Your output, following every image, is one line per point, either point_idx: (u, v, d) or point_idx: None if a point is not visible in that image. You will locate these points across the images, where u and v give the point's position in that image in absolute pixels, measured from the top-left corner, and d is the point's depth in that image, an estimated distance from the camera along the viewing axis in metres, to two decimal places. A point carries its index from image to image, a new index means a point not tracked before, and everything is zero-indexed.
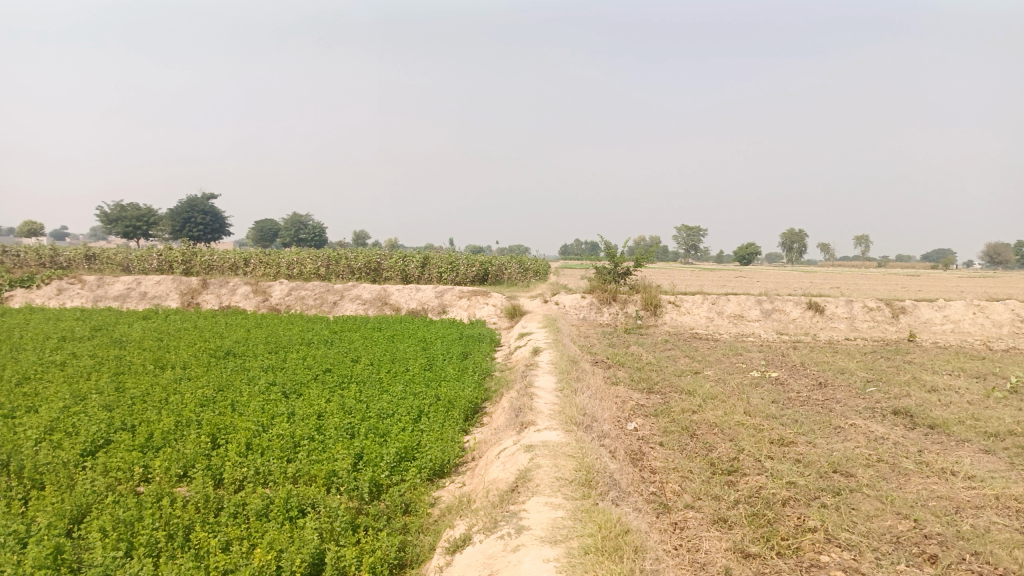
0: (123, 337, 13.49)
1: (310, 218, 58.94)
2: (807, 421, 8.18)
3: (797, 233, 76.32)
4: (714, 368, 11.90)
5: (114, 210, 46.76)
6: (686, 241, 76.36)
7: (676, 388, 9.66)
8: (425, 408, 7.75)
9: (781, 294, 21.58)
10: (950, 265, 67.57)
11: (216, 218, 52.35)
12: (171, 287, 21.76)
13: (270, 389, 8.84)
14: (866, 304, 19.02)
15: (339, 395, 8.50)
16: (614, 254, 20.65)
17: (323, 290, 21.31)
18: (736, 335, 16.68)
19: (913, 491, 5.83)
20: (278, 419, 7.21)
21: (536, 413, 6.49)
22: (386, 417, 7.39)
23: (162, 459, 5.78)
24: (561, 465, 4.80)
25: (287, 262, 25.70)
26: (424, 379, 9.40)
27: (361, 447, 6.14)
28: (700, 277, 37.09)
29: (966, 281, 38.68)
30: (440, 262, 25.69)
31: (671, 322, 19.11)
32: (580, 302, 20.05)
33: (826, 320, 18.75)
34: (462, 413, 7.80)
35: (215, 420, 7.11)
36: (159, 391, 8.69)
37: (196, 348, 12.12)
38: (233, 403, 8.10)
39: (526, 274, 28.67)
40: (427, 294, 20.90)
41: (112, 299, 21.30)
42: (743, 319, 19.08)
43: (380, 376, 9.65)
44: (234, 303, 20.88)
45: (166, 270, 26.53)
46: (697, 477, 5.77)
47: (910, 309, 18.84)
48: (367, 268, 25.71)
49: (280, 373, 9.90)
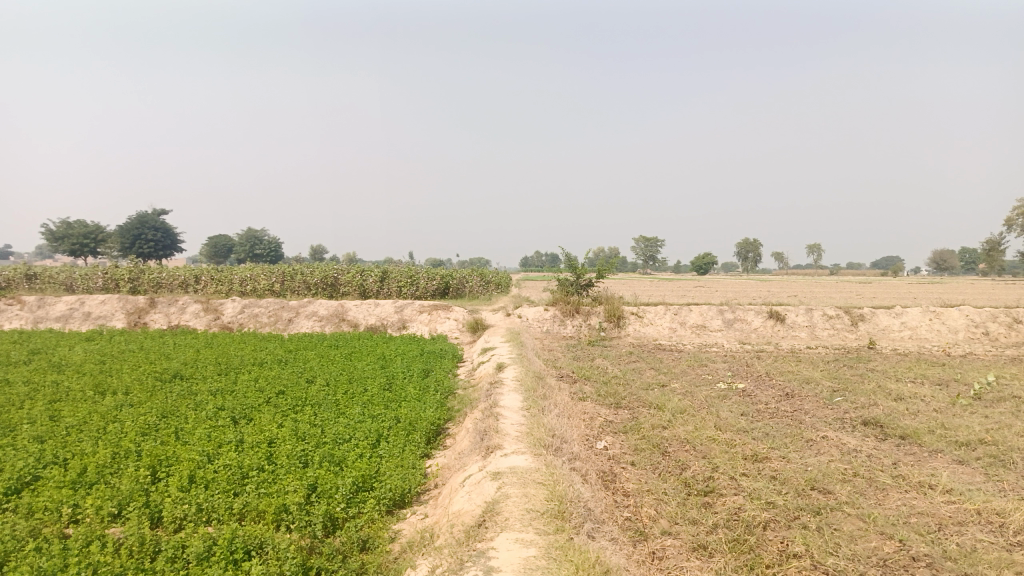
0: (63, 360, 12.78)
1: (266, 233, 57.76)
2: (779, 434, 7.98)
3: (752, 242, 77.49)
4: (680, 380, 11.71)
5: (60, 228, 45.16)
6: (644, 252, 77.00)
7: (644, 402, 9.40)
8: (384, 431, 7.35)
9: (742, 303, 21.61)
10: (899, 272, 69.26)
11: (168, 234, 50.93)
12: (117, 307, 20.89)
13: (219, 415, 8.33)
14: (826, 312, 19.13)
15: (293, 419, 8.04)
16: (576, 266, 20.47)
17: (278, 307, 20.68)
18: (700, 346, 16.57)
19: (894, 508, 5.63)
20: (225, 448, 6.74)
21: (502, 435, 6.14)
22: (343, 442, 6.97)
23: (95, 497, 5.29)
24: (531, 494, 4.46)
25: (240, 278, 24.95)
26: (383, 400, 8.99)
27: (315, 478, 5.72)
28: (660, 287, 37.27)
29: (916, 288, 39.58)
30: (400, 276, 25.19)
31: (634, 333, 18.96)
32: (543, 315, 19.79)
33: (787, 329, 18.79)
34: (423, 436, 7.42)
35: (156, 451, 6.60)
36: (97, 420, 8.11)
37: (141, 371, 11.50)
38: (178, 431, 7.58)
39: (487, 287, 28.35)
40: (386, 309, 20.43)
41: (53, 320, 20.36)
42: (705, 329, 19.03)
43: (337, 398, 9.21)
44: (184, 322, 20.12)
45: (112, 288, 25.56)
46: (672, 500, 5.50)
47: (869, 316, 19.00)
48: (324, 283, 25.12)
49: (230, 397, 9.38)
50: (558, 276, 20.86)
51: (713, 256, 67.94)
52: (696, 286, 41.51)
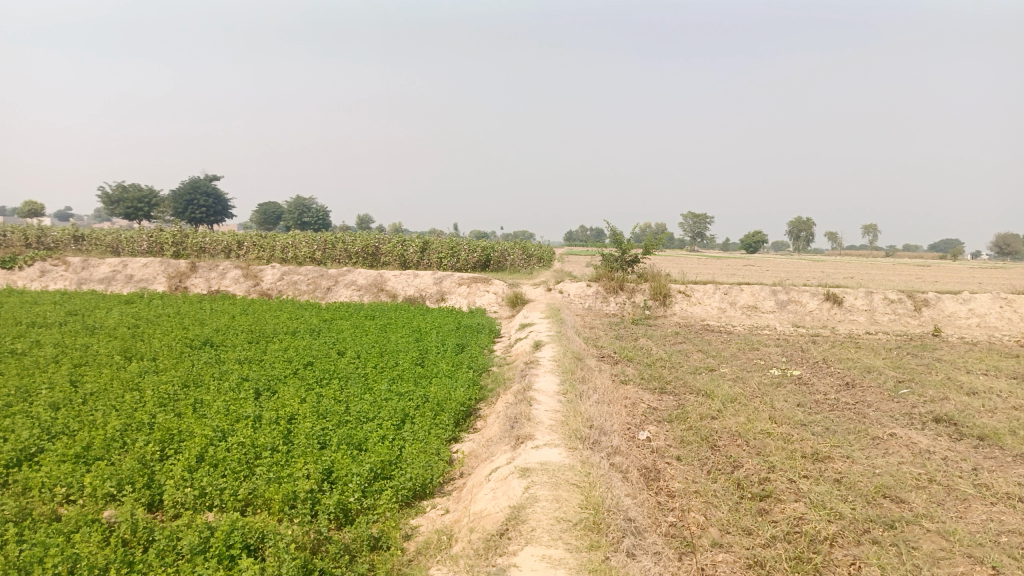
0: (97, 323, 12.67)
1: (313, 201, 58.02)
2: (840, 430, 7.26)
3: (805, 222, 74.94)
4: (730, 364, 10.99)
5: (116, 192, 45.93)
6: (692, 228, 75.42)
7: (690, 389, 8.75)
8: (411, 411, 6.87)
9: (796, 284, 20.59)
10: (959, 255, 66.30)
11: (219, 200, 51.43)
12: (158, 270, 20.91)
13: (242, 386, 7.96)
14: (886, 295, 18.05)
15: (317, 394, 7.62)
16: (621, 241, 19.73)
17: (317, 275, 20.43)
18: (750, 328, 15.76)
19: (980, 525, 4.91)
20: (242, 423, 6.34)
21: (534, 424, 5.59)
22: (366, 422, 6.52)
23: (95, 474, 4.93)
24: (563, 500, 3.90)
25: (282, 245, 24.81)
26: (413, 377, 8.50)
27: (331, 462, 5.27)
28: (708, 265, 36.19)
29: (978, 273, 37.74)
30: (441, 247, 24.71)
31: (681, 313, 18.19)
32: (585, 291, 19.15)
33: (844, 312, 17.79)
34: (452, 417, 6.92)
35: (169, 424, 6.25)
36: (117, 387, 7.83)
37: (172, 337, 11.27)
38: (197, 402, 7.23)
39: (530, 260, 27.77)
40: (426, 280, 20.03)
41: (96, 282, 20.48)
42: (756, 310, 18.15)
43: (366, 372, 8.77)
44: (224, 288, 20.03)
45: (156, 252, 25.74)
46: (722, 504, 4.89)
47: (934, 302, 17.88)
48: (365, 252, 24.84)
49: (256, 367, 9.02)
50: (603, 251, 20.17)
51: (763, 234, 66.18)
52: (745, 265, 40.19)
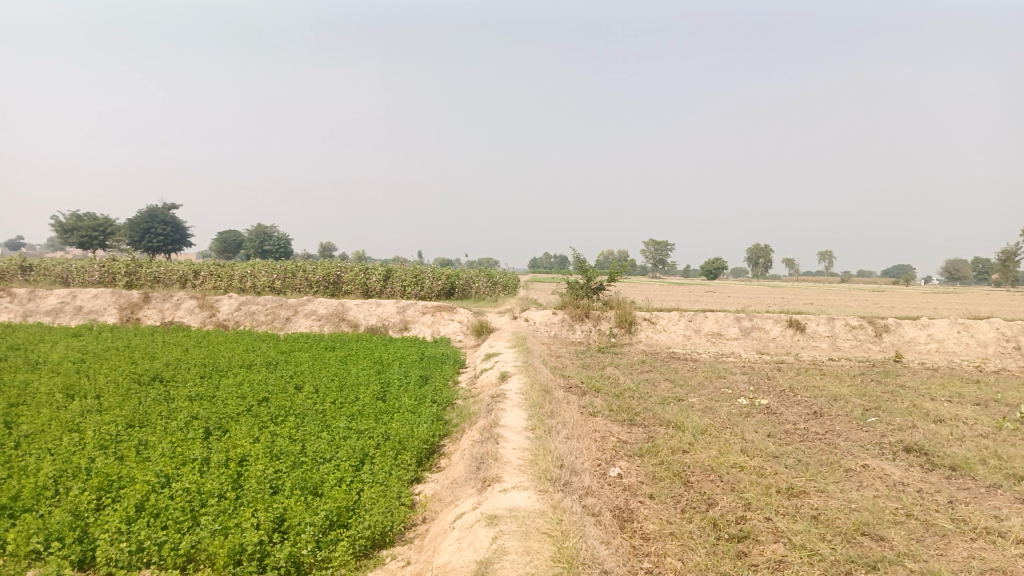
0: (40, 358, 12.05)
1: (275, 229, 57.15)
2: (813, 462, 7.11)
3: (764, 248, 76.20)
4: (698, 393, 10.84)
5: (69, 220, 44.64)
6: (654, 255, 76.14)
7: (659, 420, 8.55)
8: (371, 450, 6.53)
9: (759, 310, 20.69)
10: (912, 280, 67.95)
11: (177, 228, 50.32)
12: (110, 301, 20.18)
13: (191, 425, 7.52)
14: (848, 321, 18.20)
15: (271, 433, 7.22)
16: (586, 268, 19.64)
17: (276, 305, 19.91)
18: (715, 355, 15.71)
19: (961, 563, 4.76)
20: (188, 467, 5.94)
21: (501, 464, 5.31)
22: (322, 463, 6.16)
23: (20, 529, 4.50)
24: (533, 553, 3.63)
25: (240, 274, 24.21)
26: (373, 412, 8.14)
27: (283, 510, 4.92)
28: (672, 292, 36.41)
29: (930, 297, 38.63)
30: (404, 275, 24.37)
31: (647, 341, 18.10)
32: (551, 319, 18.97)
33: (807, 339, 17.88)
34: (414, 457, 6.60)
35: (108, 470, 5.82)
36: (55, 428, 7.33)
37: (119, 372, 10.73)
38: (141, 445, 6.79)
39: (494, 288, 27.56)
40: (388, 309, 19.65)
41: (43, 314, 19.66)
42: (721, 337, 18.15)
43: (324, 408, 8.39)
44: (178, 319, 19.40)
45: (108, 282, 24.91)
46: (699, 546, 4.66)
47: (894, 327, 18.08)
48: (326, 281, 24.37)
49: (207, 404, 8.58)
50: (568, 279, 20.06)
51: (723, 260, 67.06)
52: (707, 291, 40.51)
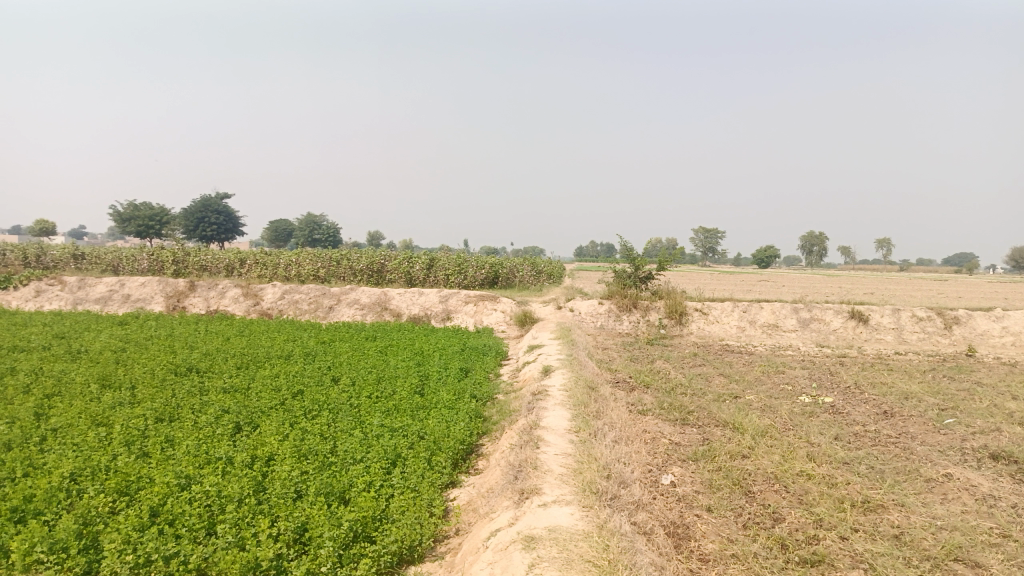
0: (82, 347, 12.00)
1: (324, 218, 57.58)
2: (888, 470, 6.44)
3: (818, 236, 73.85)
4: (756, 390, 10.17)
5: (127, 210, 45.57)
6: (704, 244, 74.50)
7: (715, 420, 7.95)
8: (404, 449, 6.10)
9: (818, 300, 19.71)
10: (976, 267, 65.00)
11: (230, 217, 50.99)
12: (156, 289, 20.30)
13: (221, 420, 7.21)
14: (915, 313, 17.17)
15: (301, 429, 6.86)
16: (634, 257, 18.97)
17: (319, 293, 19.75)
18: (772, 348, 14.95)
19: None
20: (211, 468, 5.60)
21: (541, 473, 4.80)
22: (352, 464, 5.76)
23: (25, 536, 4.19)
24: None
25: (285, 263, 24.18)
26: (409, 408, 7.72)
27: (305, 519, 4.52)
28: (723, 281, 35.32)
29: (997, 287, 36.67)
30: (448, 264, 24.03)
31: (698, 332, 17.37)
32: (597, 309, 18.39)
33: (870, 331, 16.92)
34: (449, 459, 6.14)
35: (128, 470, 5.51)
36: (84, 421, 7.09)
37: (157, 362, 10.55)
38: (168, 442, 6.50)
39: (538, 277, 27.09)
40: (431, 298, 19.33)
41: (92, 302, 19.92)
42: (778, 329, 17.32)
43: (359, 403, 8.01)
44: (222, 308, 19.41)
45: (157, 270, 25.20)
46: (766, 571, 4.10)
47: (965, 319, 16.99)
48: (369, 270, 24.17)
49: (240, 397, 8.27)
50: (615, 268, 19.43)
51: (776, 248, 65.26)
52: (759, 280, 39.15)
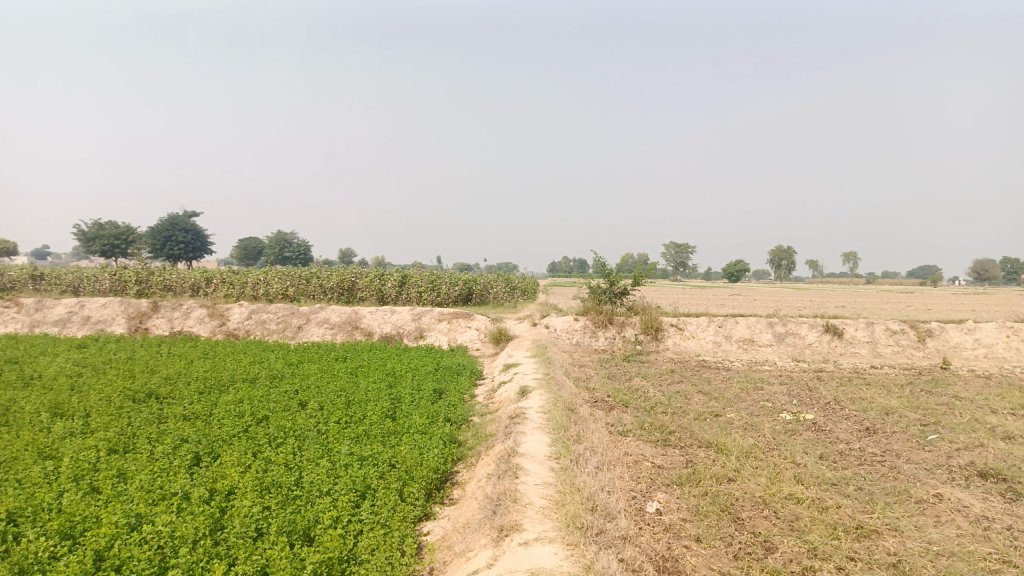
0: (35, 373, 11.43)
1: (294, 236, 56.82)
2: (878, 492, 6.23)
3: (787, 250, 74.74)
4: (736, 408, 9.97)
5: (92, 229, 44.56)
6: (675, 259, 74.94)
7: (697, 440, 7.70)
8: (374, 479, 5.75)
9: (792, 314, 19.67)
10: (940, 279, 66.14)
11: (198, 236, 50.07)
12: (118, 310, 19.67)
13: (179, 450, 6.80)
14: (889, 326, 17.19)
15: (265, 459, 6.47)
16: (609, 272, 18.81)
17: (287, 313, 19.27)
18: (749, 364, 14.81)
19: None
20: (164, 505, 5.20)
21: (521, 507, 4.50)
22: (318, 497, 5.41)
23: None
24: None
25: (253, 282, 23.63)
26: (380, 434, 7.37)
27: (265, 561, 4.17)
28: (696, 296, 35.40)
29: (962, 299, 37.24)
30: (420, 281, 23.66)
31: (674, 348, 17.20)
32: (572, 326, 18.17)
33: (845, 345, 16.89)
34: (422, 490, 5.80)
35: (73, 509, 5.10)
36: (30, 454, 6.63)
37: (114, 388, 10.06)
38: (120, 476, 6.08)
39: (512, 293, 26.86)
40: (403, 316, 18.95)
41: (50, 324, 19.22)
42: (754, 344, 17.22)
43: (327, 429, 7.63)
44: (187, 329, 18.83)
45: (119, 291, 24.51)
46: None
47: (938, 332, 17.05)
48: (340, 288, 23.71)
49: (200, 425, 7.85)
50: (589, 283, 19.24)
51: (746, 263, 65.86)
52: (731, 294, 39.22)
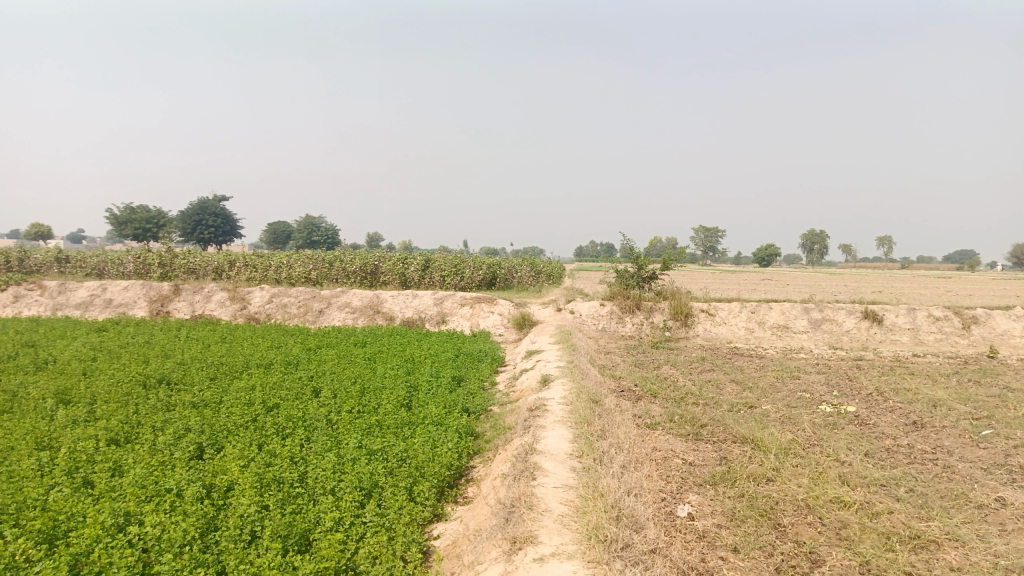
0: (49, 357, 11.22)
1: (322, 220, 56.77)
2: (933, 495, 5.67)
3: (819, 234, 73.16)
4: (772, 398, 9.42)
5: (124, 213, 44.89)
6: (705, 243, 73.75)
7: (731, 435, 7.18)
8: (381, 476, 5.33)
9: (829, 299, 18.91)
10: (978, 264, 64.24)
11: (228, 220, 50.23)
12: (140, 293, 19.56)
13: (181, 441, 6.45)
14: (931, 313, 16.42)
15: (269, 452, 6.10)
16: (637, 256, 18.23)
17: (308, 297, 19.00)
18: (783, 351, 14.18)
19: None
20: (156, 504, 4.85)
21: (537, 516, 4.06)
22: (320, 496, 5.01)
23: None
24: None
25: (276, 265, 23.40)
26: (393, 425, 6.96)
27: (253, 571, 3.79)
28: (726, 281, 34.60)
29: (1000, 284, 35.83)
30: (444, 265, 23.26)
31: (704, 335, 16.61)
32: (599, 311, 17.65)
33: (885, 332, 16.17)
34: (433, 489, 5.38)
35: (58, 506, 4.76)
36: (26, 444, 6.32)
37: (124, 373, 9.78)
38: (117, 470, 5.74)
39: (538, 278, 26.37)
40: (426, 301, 18.59)
41: (73, 308, 19.19)
42: (788, 331, 16.56)
43: (338, 419, 7.24)
44: (208, 312, 18.66)
45: (143, 274, 24.50)
46: None
47: (984, 319, 16.24)
48: (363, 272, 23.40)
49: (206, 414, 7.50)
50: (616, 268, 18.67)
51: (777, 247, 64.61)
52: (762, 279, 38.29)
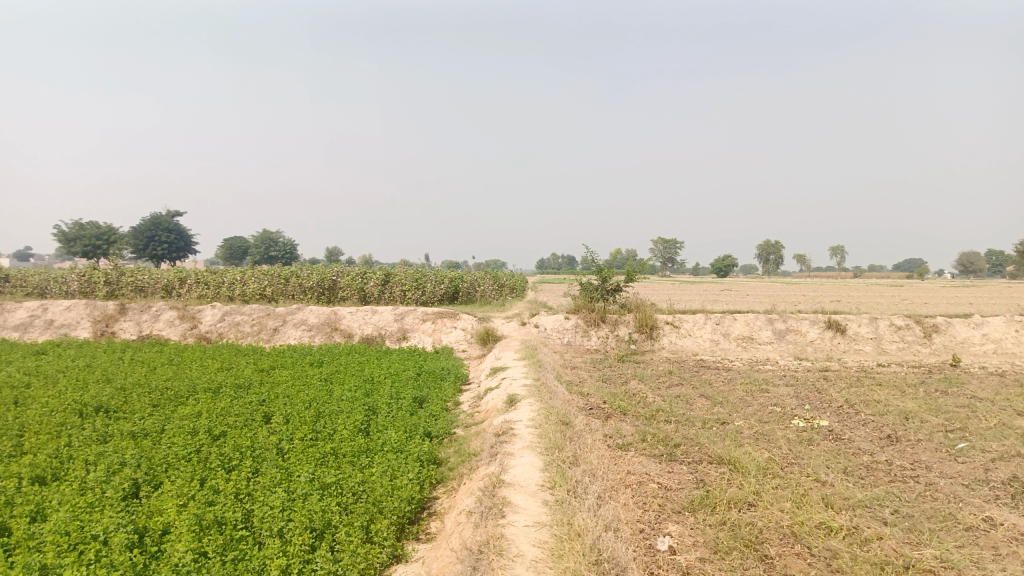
0: None
1: (279, 234, 55.65)
2: (920, 516, 5.42)
3: (775, 245, 74.38)
4: (744, 414, 9.15)
5: (72, 229, 43.32)
6: (664, 254, 74.37)
7: (706, 455, 6.86)
8: (335, 515, 4.86)
9: (792, 309, 18.91)
10: (928, 272, 65.91)
11: (182, 235, 48.88)
12: (83, 313, 18.65)
13: (114, 478, 5.87)
14: (893, 322, 16.47)
15: (212, 487, 5.58)
16: (601, 268, 17.98)
17: (263, 314, 18.31)
18: (750, 363, 14.02)
19: None
20: (80, 554, 4.31)
21: (508, 563, 3.66)
22: (267, 539, 4.53)
23: None
24: None
25: (229, 282, 22.61)
26: (349, 455, 6.48)
27: None
28: (689, 292, 34.72)
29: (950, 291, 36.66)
30: (405, 279, 22.76)
31: (670, 347, 16.40)
32: (563, 324, 17.33)
33: (848, 341, 16.16)
34: (392, 527, 4.93)
35: None
36: None
37: (58, 401, 9.07)
38: (38, 514, 5.16)
39: (501, 291, 26.00)
40: (385, 316, 18.06)
41: (11, 329, 18.22)
42: (753, 342, 16.45)
43: (290, 449, 6.73)
44: (156, 332, 17.87)
45: (87, 292, 23.50)
46: None
47: (944, 327, 16.35)
48: (321, 287, 22.76)
49: (145, 445, 6.91)
50: (580, 280, 18.39)
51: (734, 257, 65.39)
52: (723, 289, 38.48)
